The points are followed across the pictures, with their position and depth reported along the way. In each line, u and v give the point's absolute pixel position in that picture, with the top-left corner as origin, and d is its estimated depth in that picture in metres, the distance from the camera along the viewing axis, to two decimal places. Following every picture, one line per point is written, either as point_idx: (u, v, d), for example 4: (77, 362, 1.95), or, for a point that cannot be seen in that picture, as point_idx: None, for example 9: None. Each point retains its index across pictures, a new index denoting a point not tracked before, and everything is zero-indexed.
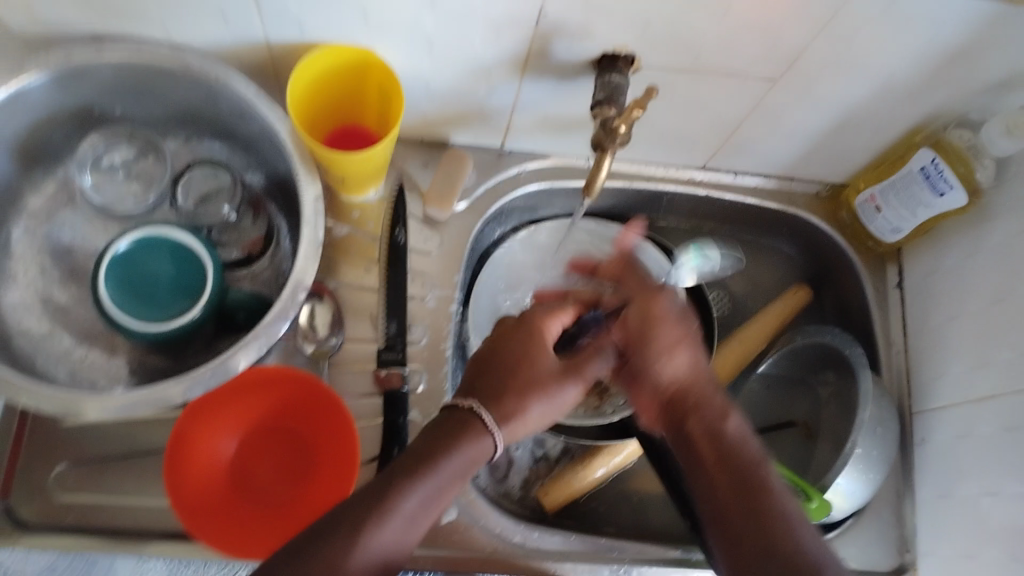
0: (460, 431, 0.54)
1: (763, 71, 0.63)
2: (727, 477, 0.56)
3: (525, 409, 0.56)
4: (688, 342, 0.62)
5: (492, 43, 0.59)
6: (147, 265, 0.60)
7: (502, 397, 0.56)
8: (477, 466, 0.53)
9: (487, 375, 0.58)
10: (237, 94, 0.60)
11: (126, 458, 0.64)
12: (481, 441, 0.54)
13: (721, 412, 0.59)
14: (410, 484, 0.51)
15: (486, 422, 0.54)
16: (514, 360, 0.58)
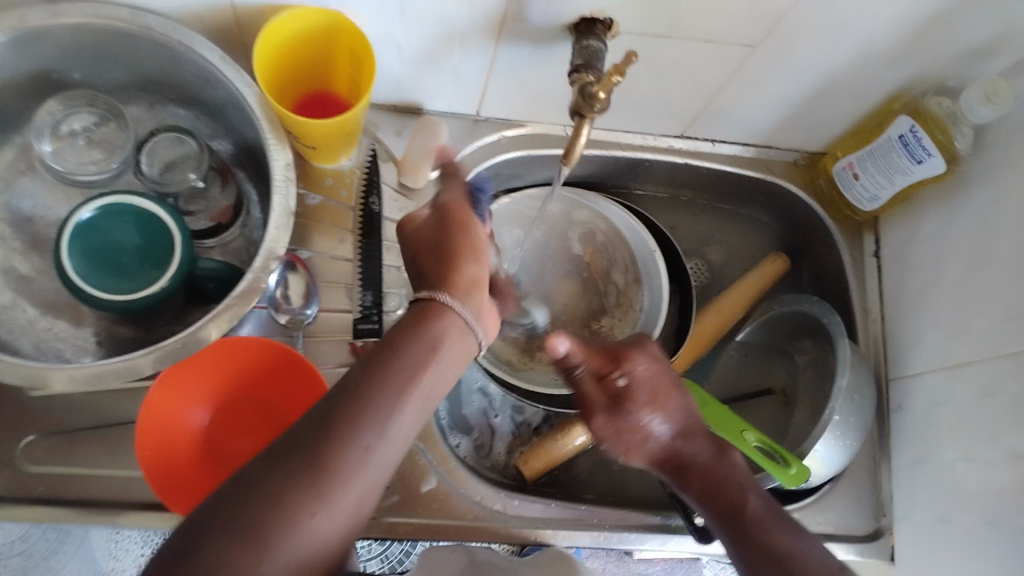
0: (421, 317, 0.52)
1: (741, 37, 0.62)
2: (709, 508, 0.60)
3: (457, 266, 0.55)
4: (632, 439, 0.63)
5: (465, 5, 0.58)
6: (115, 234, 0.59)
7: (436, 272, 0.55)
8: (459, 340, 0.53)
9: (427, 258, 0.56)
10: (202, 59, 0.59)
11: (96, 429, 0.63)
12: (450, 321, 0.53)
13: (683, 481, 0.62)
14: (372, 402, 0.48)
15: (445, 304, 0.53)
16: (441, 222, 0.57)
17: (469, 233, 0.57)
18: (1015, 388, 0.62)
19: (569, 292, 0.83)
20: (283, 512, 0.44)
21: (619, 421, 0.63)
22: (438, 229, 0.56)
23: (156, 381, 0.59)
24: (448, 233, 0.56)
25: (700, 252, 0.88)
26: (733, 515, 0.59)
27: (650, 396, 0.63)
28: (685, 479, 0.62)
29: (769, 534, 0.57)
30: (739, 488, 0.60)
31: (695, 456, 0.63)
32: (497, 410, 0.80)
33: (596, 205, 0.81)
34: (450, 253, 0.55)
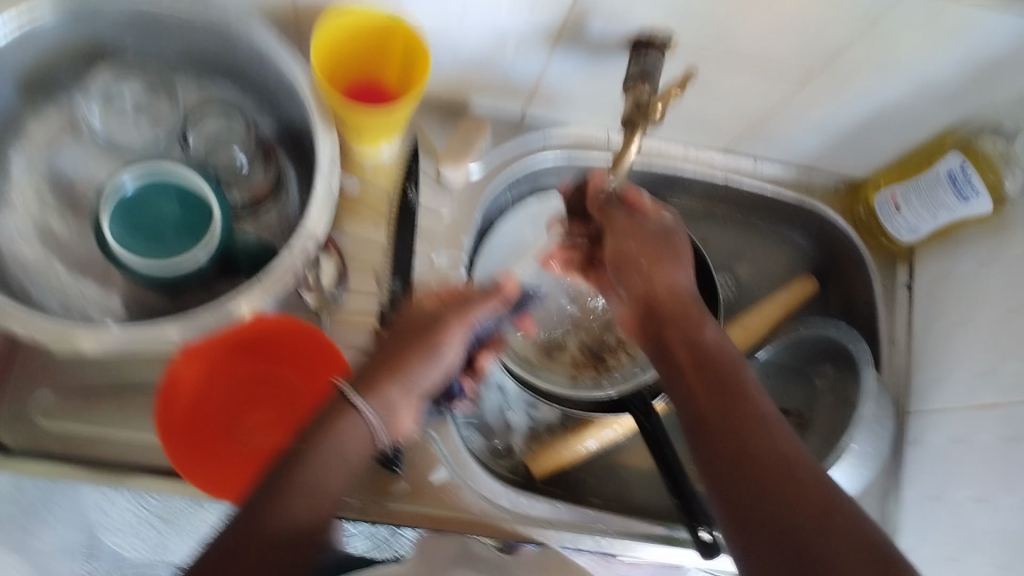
0: (339, 416, 0.56)
1: (802, 58, 0.61)
2: (687, 352, 0.55)
3: (400, 373, 0.59)
4: (673, 257, 0.60)
5: (526, 11, 0.57)
6: (155, 205, 0.58)
7: (383, 377, 0.59)
8: (354, 442, 0.55)
9: (396, 348, 0.60)
10: (258, 38, 0.59)
11: (116, 394, 0.63)
12: (352, 421, 0.56)
13: (697, 322, 0.56)
14: (351, 448, 0.55)
15: (356, 407, 0.56)
16: (419, 330, 0.62)
17: (438, 349, 0.61)
18: None
19: (594, 296, 0.83)
20: (258, 530, 0.50)
21: (665, 249, 0.60)
22: (399, 339, 0.61)
23: (184, 355, 0.60)
24: (420, 341, 0.61)
25: (731, 267, 0.86)
26: (721, 387, 0.51)
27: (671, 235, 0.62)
28: (664, 323, 0.57)
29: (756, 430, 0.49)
30: (737, 364, 0.53)
31: (699, 309, 0.57)
32: (511, 404, 0.80)
33: None
34: (420, 345, 0.61)
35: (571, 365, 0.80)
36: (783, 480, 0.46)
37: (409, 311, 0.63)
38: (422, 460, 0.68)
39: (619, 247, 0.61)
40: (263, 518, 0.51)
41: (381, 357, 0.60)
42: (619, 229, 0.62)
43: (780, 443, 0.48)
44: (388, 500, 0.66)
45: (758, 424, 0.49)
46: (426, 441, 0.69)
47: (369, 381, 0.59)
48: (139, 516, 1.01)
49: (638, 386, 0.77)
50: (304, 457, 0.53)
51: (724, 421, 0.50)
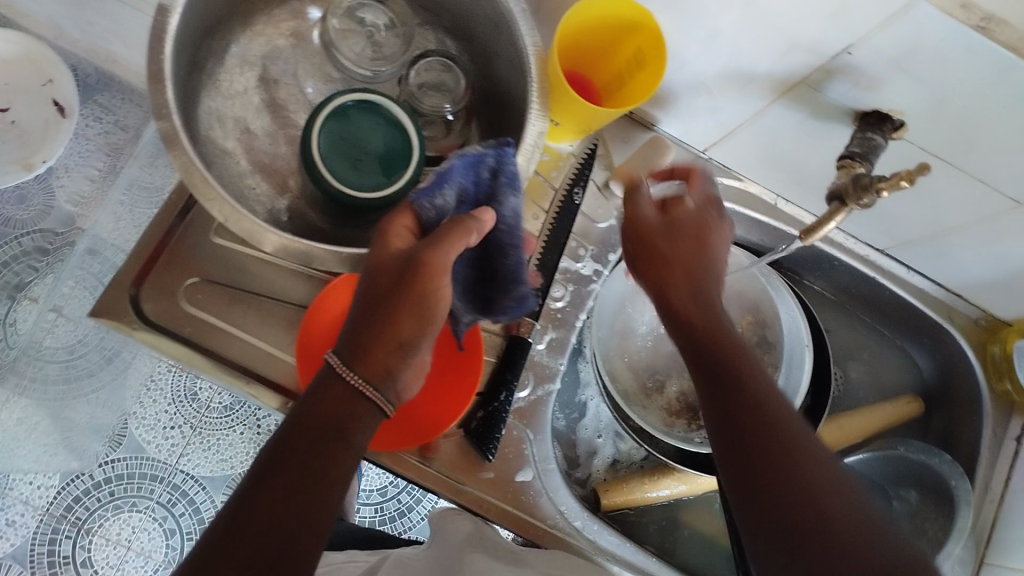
0: (324, 395, 0.47)
1: (1015, 190, 0.60)
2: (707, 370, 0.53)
3: (377, 347, 0.48)
4: (694, 284, 0.56)
5: (772, 58, 0.58)
6: (361, 131, 0.59)
7: (372, 351, 0.48)
8: (332, 421, 0.46)
9: (364, 329, 0.49)
10: (503, 4, 0.60)
11: (260, 298, 0.64)
12: (339, 396, 0.47)
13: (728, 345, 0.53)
14: (354, 426, 0.47)
15: (346, 380, 0.47)
16: (383, 292, 0.49)
17: (432, 306, 0.50)
18: None
19: None
20: None
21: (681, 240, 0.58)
22: (375, 303, 0.49)
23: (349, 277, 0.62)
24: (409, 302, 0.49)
25: (843, 364, 0.86)
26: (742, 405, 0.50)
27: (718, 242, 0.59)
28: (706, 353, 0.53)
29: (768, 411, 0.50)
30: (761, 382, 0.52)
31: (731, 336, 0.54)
32: (602, 432, 0.81)
33: (768, 285, 0.81)
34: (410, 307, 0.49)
35: (664, 412, 0.79)
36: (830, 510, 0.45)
37: (369, 273, 0.51)
38: (513, 459, 0.68)
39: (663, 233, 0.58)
40: (255, 507, 0.43)
41: (353, 330, 0.49)
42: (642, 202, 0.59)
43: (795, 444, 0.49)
44: (471, 485, 0.67)
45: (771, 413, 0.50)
46: (520, 440, 0.69)
47: (363, 348, 0.48)
48: (188, 410, 1.10)
49: None
50: (308, 434, 0.46)
51: (725, 422, 0.50)
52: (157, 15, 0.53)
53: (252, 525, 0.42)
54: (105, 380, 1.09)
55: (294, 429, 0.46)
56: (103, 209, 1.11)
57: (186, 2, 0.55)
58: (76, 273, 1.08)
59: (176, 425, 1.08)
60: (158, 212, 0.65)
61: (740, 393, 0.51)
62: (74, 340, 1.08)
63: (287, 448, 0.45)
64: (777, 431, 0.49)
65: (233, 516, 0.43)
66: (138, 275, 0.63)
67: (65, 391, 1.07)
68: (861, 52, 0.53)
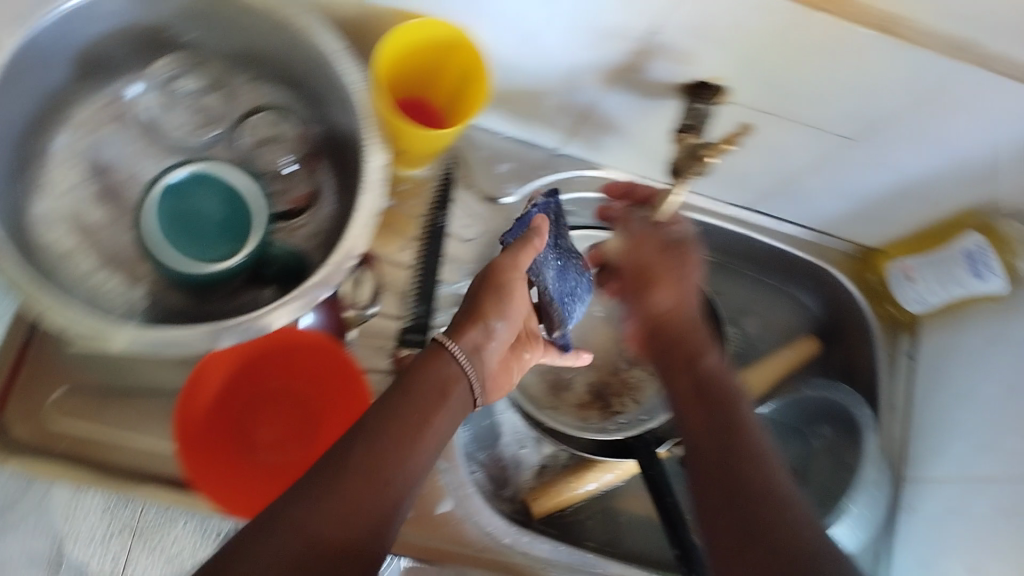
0: (428, 363, 0.56)
1: (845, 130, 0.62)
2: (694, 406, 0.63)
3: (481, 307, 0.59)
4: (691, 361, 0.66)
5: (592, 49, 0.58)
6: (197, 202, 0.58)
7: (462, 319, 0.59)
8: (427, 385, 0.55)
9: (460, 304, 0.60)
10: (318, 46, 0.59)
11: (130, 396, 0.62)
12: (433, 368, 0.55)
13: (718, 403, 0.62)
14: (433, 409, 0.54)
15: (450, 351, 0.57)
16: (484, 279, 0.61)
17: (515, 294, 0.61)
18: None
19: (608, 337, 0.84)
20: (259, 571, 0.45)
21: (642, 285, 0.70)
22: (481, 282, 0.61)
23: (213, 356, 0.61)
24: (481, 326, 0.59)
25: (739, 321, 0.89)
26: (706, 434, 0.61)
27: (688, 302, 0.69)
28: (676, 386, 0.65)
29: (748, 466, 0.58)
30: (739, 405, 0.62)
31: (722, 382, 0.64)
32: (525, 440, 0.82)
33: None
34: (478, 344, 0.58)
35: (578, 407, 0.82)
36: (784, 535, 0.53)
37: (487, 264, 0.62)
38: (430, 493, 0.69)
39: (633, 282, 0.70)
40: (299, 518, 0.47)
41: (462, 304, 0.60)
42: (652, 244, 0.70)
43: (769, 476, 0.58)
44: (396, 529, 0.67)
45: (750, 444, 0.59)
46: (434, 474, 0.69)
47: (414, 397, 0.53)
48: None
49: (643, 432, 0.81)
50: (378, 439, 0.51)
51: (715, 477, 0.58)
52: None
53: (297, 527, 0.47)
54: None
55: (374, 422, 0.52)
56: None
57: None
58: None
59: None
60: (7, 333, 0.61)
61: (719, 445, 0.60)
62: None
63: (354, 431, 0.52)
64: (774, 494, 0.56)
65: (280, 516, 0.47)
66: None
67: None
68: (669, 31, 0.54)
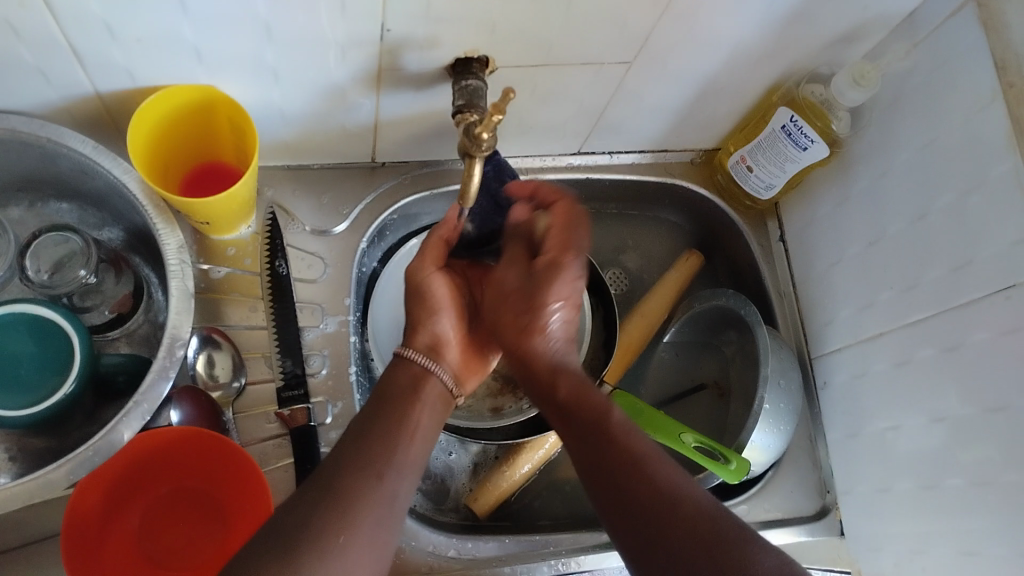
0: (398, 369, 0.62)
1: (617, 55, 0.62)
2: (574, 429, 0.57)
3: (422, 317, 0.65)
4: (558, 371, 0.60)
5: (340, 63, 0.57)
6: (8, 347, 0.57)
7: (421, 325, 0.65)
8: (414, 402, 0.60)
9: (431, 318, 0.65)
10: (74, 152, 0.58)
11: (25, 546, 0.60)
12: (400, 378, 0.62)
13: (597, 413, 0.57)
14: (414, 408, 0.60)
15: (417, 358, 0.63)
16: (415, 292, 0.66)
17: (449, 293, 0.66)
18: (926, 354, 0.64)
19: None
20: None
21: (524, 305, 0.62)
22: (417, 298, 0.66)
23: (88, 489, 0.58)
24: (406, 392, 0.61)
25: (618, 261, 0.89)
26: (589, 438, 0.56)
27: (576, 300, 0.63)
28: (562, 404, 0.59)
29: (632, 471, 0.53)
30: (603, 407, 0.58)
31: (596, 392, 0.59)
32: (450, 447, 0.80)
33: None
34: (407, 410, 0.59)
35: (489, 397, 0.81)
36: (687, 526, 0.50)
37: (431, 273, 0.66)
38: None
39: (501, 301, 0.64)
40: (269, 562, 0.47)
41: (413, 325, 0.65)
42: (508, 253, 0.66)
43: (670, 482, 0.53)
44: None
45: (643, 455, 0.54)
46: None
47: (358, 461, 0.54)
48: None
49: None
50: (330, 500, 0.51)
51: (608, 492, 0.54)
52: None
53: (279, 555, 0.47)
54: None
55: (321, 487, 0.52)
56: None
57: None
58: None
59: None
60: None
61: (601, 460, 0.55)
62: None
63: (305, 503, 0.51)
64: (666, 494, 0.52)
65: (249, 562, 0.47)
66: None
67: None
68: (397, 25, 0.53)
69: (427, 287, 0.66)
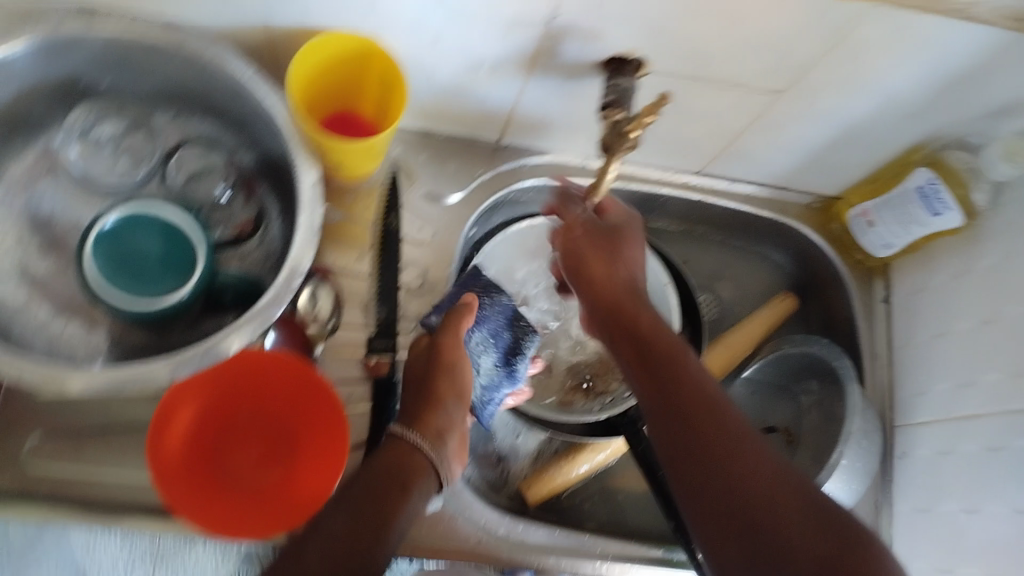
0: (388, 452, 0.60)
1: (770, 83, 0.62)
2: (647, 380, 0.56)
3: (421, 410, 0.63)
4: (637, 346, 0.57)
5: (503, 39, 0.58)
6: (137, 242, 0.59)
7: (420, 412, 0.63)
8: (399, 465, 0.59)
9: (422, 397, 0.63)
10: (233, 75, 0.60)
11: (104, 436, 0.63)
12: (401, 456, 0.60)
13: (701, 405, 0.52)
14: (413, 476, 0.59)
15: (411, 442, 0.60)
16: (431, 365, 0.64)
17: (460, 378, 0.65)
18: None
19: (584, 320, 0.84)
20: None
21: (608, 257, 0.62)
22: (426, 371, 0.65)
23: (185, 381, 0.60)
24: (396, 473, 0.58)
25: (712, 288, 0.88)
26: (675, 410, 0.53)
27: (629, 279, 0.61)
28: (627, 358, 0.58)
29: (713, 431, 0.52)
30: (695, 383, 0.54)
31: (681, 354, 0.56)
32: (520, 431, 0.80)
33: None
34: (408, 473, 0.59)
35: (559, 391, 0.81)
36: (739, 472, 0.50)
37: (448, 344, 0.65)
38: None
39: (584, 278, 0.62)
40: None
41: (409, 408, 0.63)
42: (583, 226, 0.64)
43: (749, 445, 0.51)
44: None
45: (727, 443, 0.51)
46: None
47: (367, 500, 0.56)
48: None
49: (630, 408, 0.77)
50: (334, 532, 0.55)
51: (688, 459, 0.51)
52: None
53: (288, 573, 0.52)
54: None
55: (329, 519, 0.56)
56: None
57: None
58: None
59: None
60: None
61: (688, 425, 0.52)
62: None
63: (316, 527, 0.55)
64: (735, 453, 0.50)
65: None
66: None
67: None
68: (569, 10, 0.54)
69: (441, 356, 0.65)
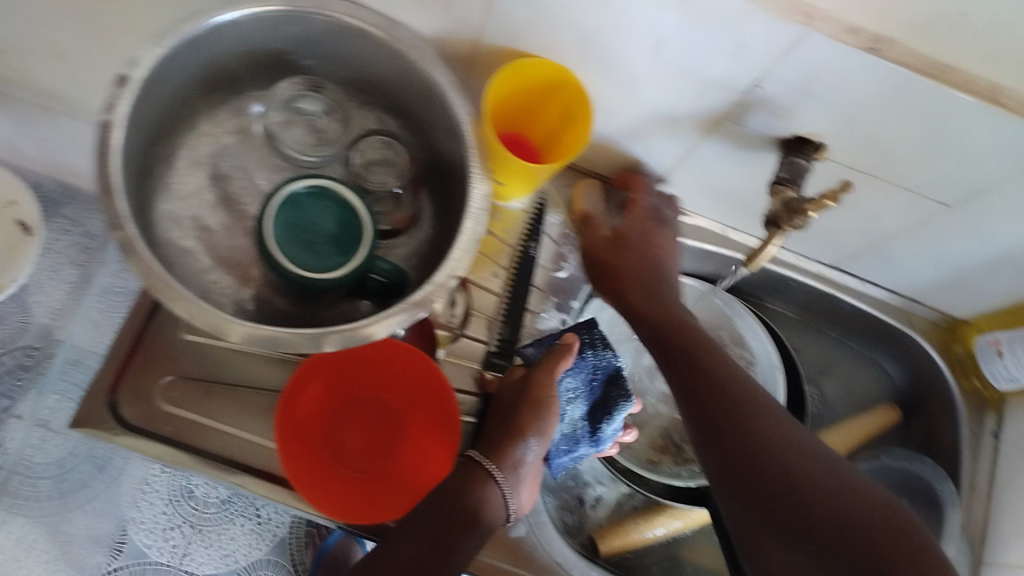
0: (466, 482, 0.58)
1: (940, 195, 0.63)
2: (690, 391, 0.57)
3: (507, 440, 0.61)
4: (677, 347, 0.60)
5: (697, 98, 0.60)
6: (313, 216, 0.62)
7: (502, 442, 0.61)
8: (476, 498, 0.58)
9: (506, 429, 0.62)
10: (433, 80, 0.61)
11: (230, 387, 0.66)
12: (486, 490, 0.58)
13: (732, 400, 0.55)
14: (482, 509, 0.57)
15: (489, 473, 0.59)
16: (523, 397, 0.63)
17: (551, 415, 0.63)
18: None
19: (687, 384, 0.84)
20: None
21: (646, 263, 0.67)
22: (519, 401, 0.63)
23: (319, 357, 0.64)
24: (468, 506, 0.57)
25: (817, 381, 0.87)
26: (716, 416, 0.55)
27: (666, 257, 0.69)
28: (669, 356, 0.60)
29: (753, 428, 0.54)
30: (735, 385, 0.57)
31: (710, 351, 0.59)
32: (602, 480, 0.80)
33: (735, 315, 0.82)
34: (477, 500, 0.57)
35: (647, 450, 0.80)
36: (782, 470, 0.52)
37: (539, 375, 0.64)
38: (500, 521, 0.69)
39: (610, 270, 0.67)
40: None
41: (494, 437, 0.62)
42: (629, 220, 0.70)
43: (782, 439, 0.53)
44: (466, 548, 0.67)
45: (767, 443, 0.53)
46: None
47: (436, 533, 0.56)
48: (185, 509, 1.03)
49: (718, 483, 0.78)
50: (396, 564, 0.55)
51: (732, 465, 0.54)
52: (100, 131, 0.54)
53: None
54: (95, 493, 1.01)
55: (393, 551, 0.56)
56: (78, 319, 1.06)
57: (130, 116, 0.56)
58: (59, 386, 1.03)
59: (174, 526, 1.02)
60: (127, 319, 0.67)
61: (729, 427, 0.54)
62: (63, 454, 1.02)
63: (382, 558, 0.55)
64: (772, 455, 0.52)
65: None
66: (112, 382, 0.65)
67: (58, 506, 1.00)
68: (771, 85, 0.56)
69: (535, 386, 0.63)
